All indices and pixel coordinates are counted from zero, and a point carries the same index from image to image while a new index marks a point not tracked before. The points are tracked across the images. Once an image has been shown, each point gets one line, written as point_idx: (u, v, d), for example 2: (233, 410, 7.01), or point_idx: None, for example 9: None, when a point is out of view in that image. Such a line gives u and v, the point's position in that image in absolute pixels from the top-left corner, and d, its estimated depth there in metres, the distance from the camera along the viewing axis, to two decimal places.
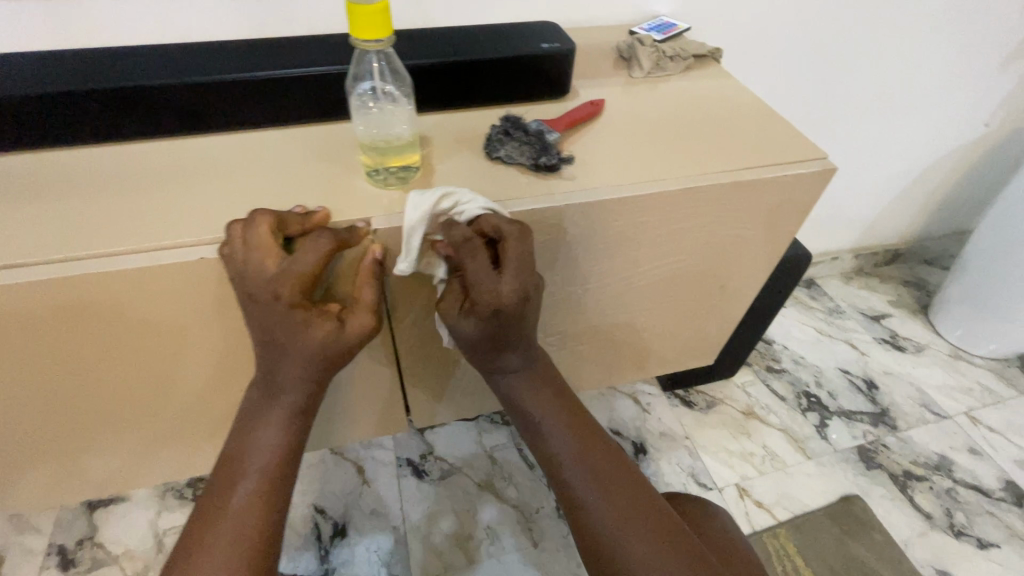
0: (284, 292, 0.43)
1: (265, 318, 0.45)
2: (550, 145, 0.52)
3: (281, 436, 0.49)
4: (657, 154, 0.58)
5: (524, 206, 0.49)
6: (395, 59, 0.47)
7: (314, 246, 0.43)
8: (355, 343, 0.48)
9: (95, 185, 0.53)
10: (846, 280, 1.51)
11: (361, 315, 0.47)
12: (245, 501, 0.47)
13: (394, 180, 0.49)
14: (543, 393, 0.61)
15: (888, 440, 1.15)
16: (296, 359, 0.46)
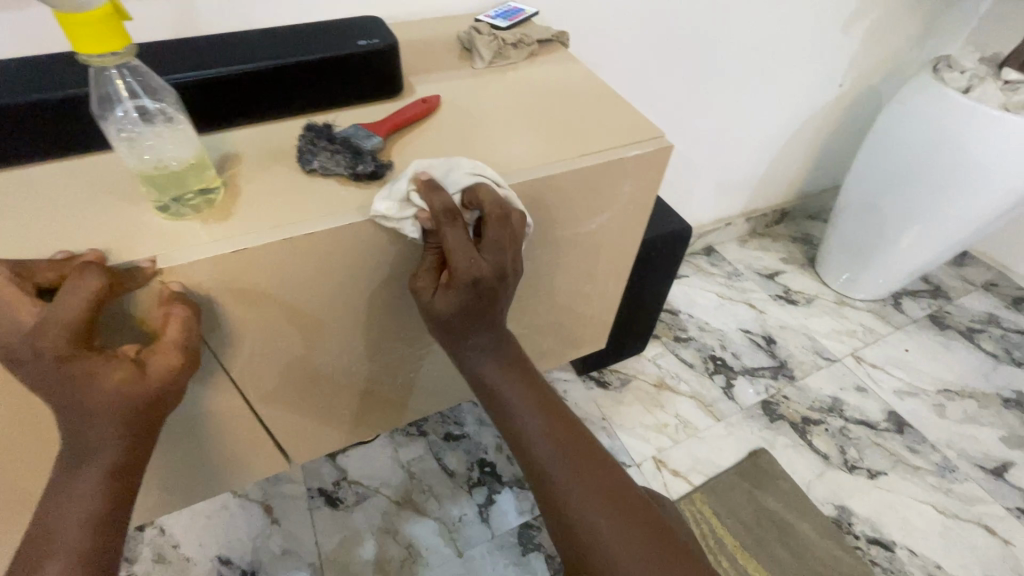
0: (47, 345, 0.38)
1: (36, 380, 0.39)
2: (366, 152, 0.48)
3: (92, 501, 0.41)
4: (499, 148, 0.56)
5: (337, 223, 0.46)
6: (143, 72, 0.42)
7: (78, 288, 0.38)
8: (162, 388, 0.43)
9: None
10: (742, 243, 1.59)
11: (166, 354, 0.42)
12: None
13: (188, 210, 0.44)
14: (518, 375, 0.56)
15: (787, 391, 1.22)
16: (88, 415, 0.40)
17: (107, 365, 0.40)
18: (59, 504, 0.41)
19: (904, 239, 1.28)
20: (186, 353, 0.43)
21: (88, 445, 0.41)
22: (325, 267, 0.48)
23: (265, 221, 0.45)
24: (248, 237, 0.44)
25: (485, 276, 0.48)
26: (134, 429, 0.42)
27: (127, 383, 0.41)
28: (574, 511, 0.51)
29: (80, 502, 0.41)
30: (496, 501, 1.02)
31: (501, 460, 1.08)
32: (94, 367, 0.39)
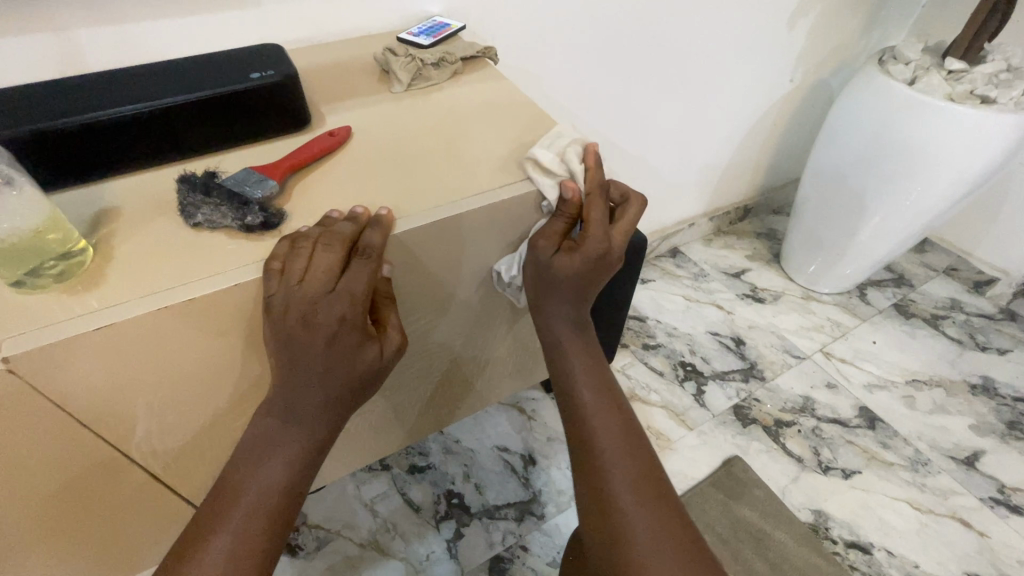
0: (346, 312, 0.43)
1: (296, 345, 0.43)
2: (254, 199, 0.44)
3: (292, 460, 0.47)
4: (413, 181, 0.52)
5: (221, 283, 0.41)
6: None
7: (365, 268, 0.44)
8: (384, 368, 0.49)
9: None
10: (707, 243, 1.57)
11: (395, 336, 0.49)
12: (227, 552, 0.43)
13: (45, 283, 0.39)
14: (588, 358, 0.58)
15: (759, 393, 1.20)
16: (339, 381, 0.46)
17: (364, 341, 0.46)
18: (263, 456, 0.47)
19: (864, 231, 1.28)
20: (404, 338, 0.50)
21: (313, 412, 0.47)
22: (218, 330, 0.43)
23: (137, 288, 0.40)
24: (116, 308, 0.39)
25: (613, 251, 0.54)
26: (349, 403, 0.48)
27: (369, 364, 0.47)
28: (621, 513, 0.49)
29: (290, 455, 0.47)
30: (465, 534, 0.97)
31: (469, 489, 1.03)
32: (360, 342, 0.45)
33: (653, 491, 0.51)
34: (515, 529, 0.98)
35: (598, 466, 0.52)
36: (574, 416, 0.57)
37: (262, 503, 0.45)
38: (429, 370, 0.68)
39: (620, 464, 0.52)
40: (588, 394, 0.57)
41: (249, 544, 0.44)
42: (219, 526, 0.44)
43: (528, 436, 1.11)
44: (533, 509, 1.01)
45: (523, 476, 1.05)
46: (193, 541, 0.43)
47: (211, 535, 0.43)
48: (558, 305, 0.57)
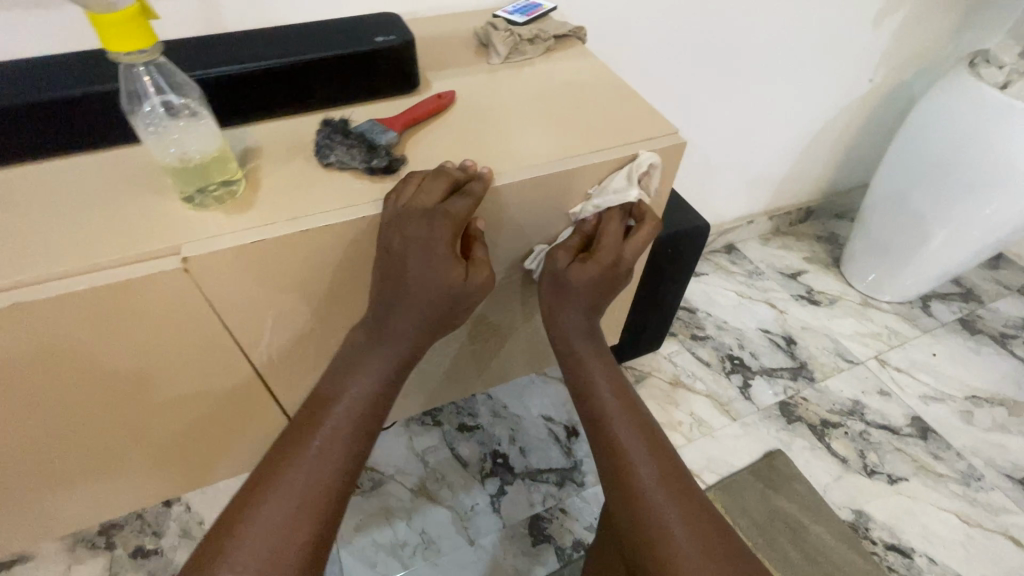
0: (445, 232, 0.49)
1: (395, 260, 0.50)
2: (381, 147, 0.50)
3: (364, 393, 0.53)
4: (508, 143, 0.57)
5: (353, 215, 0.47)
6: (170, 70, 0.45)
7: (469, 199, 0.49)
8: (468, 296, 0.53)
9: None
10: (764, 242, 1.56)
11: (482, 270, 0.53)
12: (314, 466, 0.48)
13: (212, 201, 0.47)
14: (602, 360, 0.65)
15: (806, 392, 1.19)
16: (427, 301, 0.52)
17: (454, 262, 0.51)
18: (339, 388, 0.53)
19: (934, 240, 1.24)
20: (490, 272, 0.54)
21: (399, 331, 0.53)
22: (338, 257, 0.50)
23: (283, 213, 0.47)
24: (267, 228, 0.46)
25: (624, 260, 0.61)
26: (428, 329, 0.54)
27: (457, 285, 0.51)
28: (652, 508, 0.54)
29: (378, 371, 0.54)
30: (508, 492, 1.03)
31: (514, 452, 1.09)
32: (450, 263, 0.50)
33: (672, 474, 0.56)
34: (555, 493, 1.03)
35: (625, 464, 0.57)
36: (595, 416, 0.62)
37: (337, 435, 0.50)
38: (498, 326, 0.74)
39: (645, 457, 0.57)
40: (606, 394, 0.63)
41: (333, 461, 0.49)
42: (304, 444, 0.49)
43: (572, 410, 1.16)
44: (574, 477, 1.05)
45: (566, 445, 1.10)
46: (293, 438, 0.50)
47: (310, 434, 0.50)
48: (574, 311, 0.64)
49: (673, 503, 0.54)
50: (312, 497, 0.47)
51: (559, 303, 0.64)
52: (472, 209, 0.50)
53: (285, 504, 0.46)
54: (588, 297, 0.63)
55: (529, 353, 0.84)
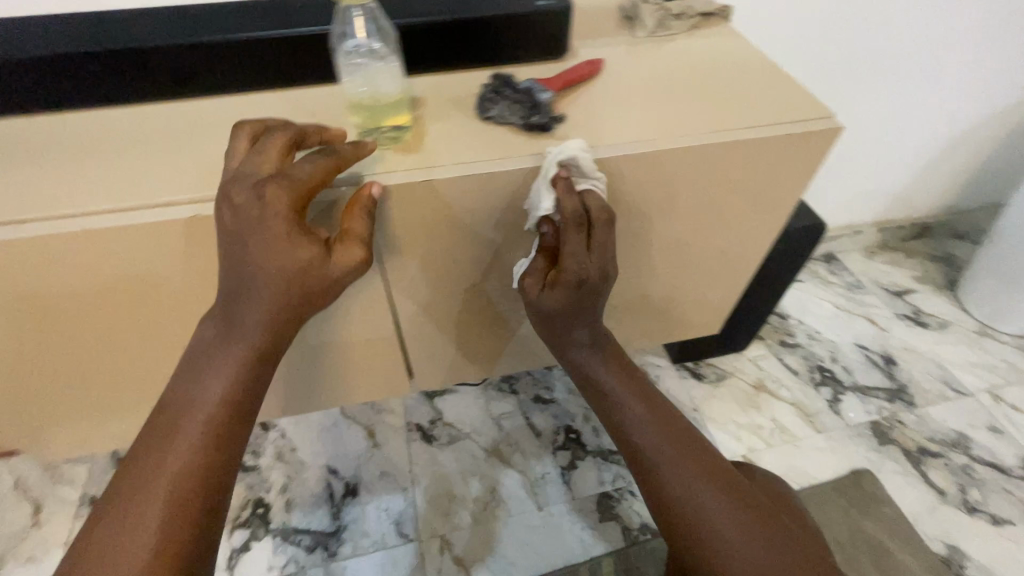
0: (279, 201, 0.45)
1: (246, 235, 0.45)
2: (540, 104, 0.53)
3: (229, 376, 0.48)
4: (659, 113, 0.57)
5: (513, 165, 0.51)
6: (378, 16, 0.51)
7: (312, 164, 0.47)
8: (336, 277, 0.49)
9: (122, 146, 0.56)
10: (869, 255, 1.46)
11: (351, 247, 0.49)
12: (179, 454, 0.46)
13: (387, 141, 0.52)
14: (620, 370, 0.65)
15: (903, 416, 1.12)
16: (274, 280, 0.46)
17: (299, 242, 0.46)
18: (205, 368, 0.49)
19: None
20: (361, 253, 0.49)
21: (246, 321, 0.48)
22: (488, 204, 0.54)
23: (448, 156, 0.51)
24: (435, 168, 0.50)
25: (592, 276, 0.54)
26: (280, 319, 0.49)
27: (311, 262, 0.47)
28: (698, 514, 0.55)
29: (229, 364, 0.49)
30: (580, 467, 1.05)
31: (587, 429, 1.10)
32: (294, 238, 0.46)
33: (709, 474, 0.57)
34: (626, 475, 1.04)
35: (655, 476, 0.58)
36: (619, 430, 0.63)
37: (208, 421, 0.47)
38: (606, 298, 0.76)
39: (675, 467, 0.58)
40: (627, 405, 0.63)
41: (191, 450, 0.46)
42: (177, 429, 0.47)
43: None
44: None
45: None
46: (150, 443, 0.47)
47: (166, 438, 0.47)
48: (580, 328, 0.62)
49: (718, 506, 0.55)
50: (175, 504, 0.44)
51: (557, 328, 0.62)
52: (319, 177, 0.47)
53: (149, 513, 0.44)
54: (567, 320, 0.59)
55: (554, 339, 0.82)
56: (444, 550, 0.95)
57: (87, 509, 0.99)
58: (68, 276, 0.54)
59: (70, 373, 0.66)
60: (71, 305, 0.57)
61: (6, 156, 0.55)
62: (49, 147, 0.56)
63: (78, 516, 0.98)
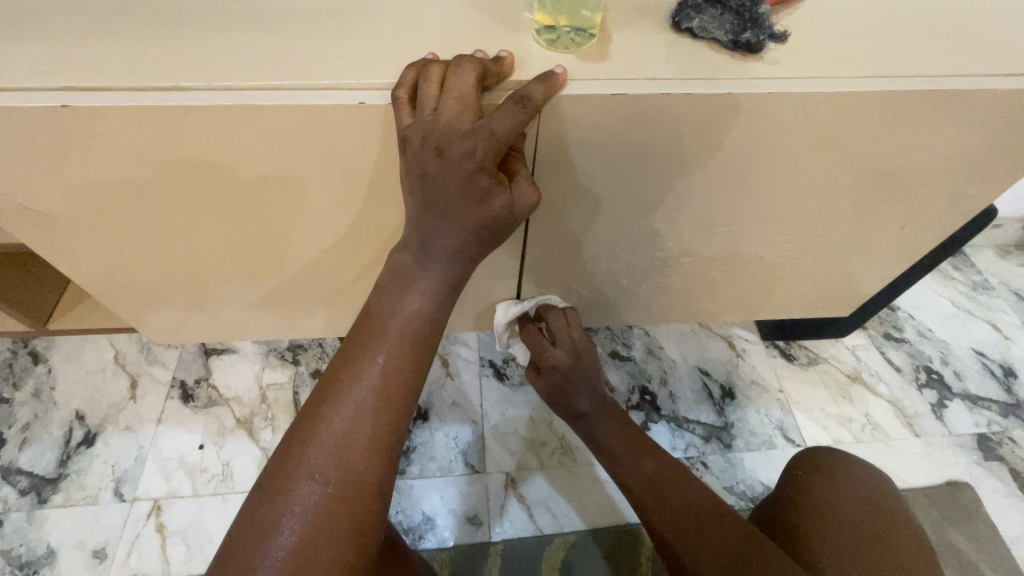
0: (481, 151, 0.42)
1: (435, 179, 0.43)
2: (759, 18, 0.46)
3: (425, 303, 0.47)
4: (882, 48, 0.49)
5: (712, 88, 0.45)
6: None
7: (513, 112, 0.41)
8: (515, 221, 0.47)
9: (268, 18, 0.52)
10: (1003, 254, 1.30)
11: (528, 189, 0.46)
12: (379, 377, 0.45)
13: (571, 45, 0.46)
14: (603, 410, 0.79)
15: (1016, 434, 1.02)
16: (465, 225, 0.45)
17: (492, 190, 0.44)
18: (404, 288, 0.48)
19: None
20: (536, 193, 0.47)
21: (445, 248, 0.46)
22: (664, 132, 0.48)
23: (638, 69, 0.45)
24: (626, 81, 0.45)
25: (564, 361, 0.78)
26: (477, 248, 0.47)
27: (502, 211, 0.45)
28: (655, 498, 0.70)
29: (427, 290, 0.47)
30: (651, 429, 1.01)
31: (662, 394, 1.06)
32: (488, 187, 0.44)
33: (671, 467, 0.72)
34: (699, 445, 1.00)
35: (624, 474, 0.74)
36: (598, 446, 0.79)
37: (402, 346, 0.46)
38: (737, 260, 0.69)
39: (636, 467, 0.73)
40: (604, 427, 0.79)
41: (396, 375, 0.45)
42: (372, 349, 0.46)
43: (732, 371, 1.09)
44: (721, 437, 1.01)
45: (718, 403, 1.05)
46: (351, 354, 0.46)
47: (369, 349, 0.46)
48: (574, 397, 0.80)
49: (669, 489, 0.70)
50: (381, 412, 0.44)
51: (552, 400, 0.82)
52: (522, 126, 0.42)
53: (354, 417, 0.43)
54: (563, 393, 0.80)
55: (656, 297, 0.76)
56: (510, 488, 0.95)
57: (177, 392, 1.03)
58: (205, 153, 0.51)
59: (188, 256, 0.66)
60: (203, 184, 0.55)
61: (148, 15, 0.51)
62: (190, 10, 0.52)
63: (170, 397, 1.03)
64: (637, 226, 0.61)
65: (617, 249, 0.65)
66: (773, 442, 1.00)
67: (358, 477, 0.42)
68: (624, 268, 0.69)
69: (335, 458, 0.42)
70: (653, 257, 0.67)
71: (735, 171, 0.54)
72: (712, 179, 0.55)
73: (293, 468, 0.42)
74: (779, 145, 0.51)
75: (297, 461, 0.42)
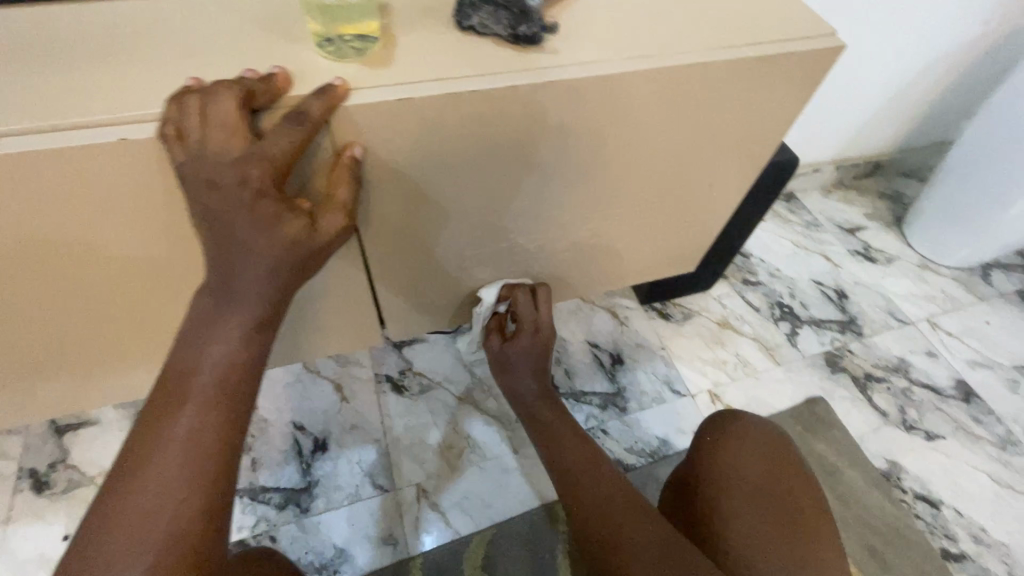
0: (257, 178, 0.41)
1: (218, 214, 0.42)
2: (531, 12, 0.48)
3: (233, 351, 0.45)
4: (651, 30, 0.54)
5: (499, 82, 0.47)
6: None
7: (286, 133, 0.41)
8: (324, 243, 0.47)
9: (12, 55, 0.46)
10: (825, 193, 1.49)
11: (333, 214, 0.47)
12: (187, 438, 0.42)
13: (354, 52, 0.45)
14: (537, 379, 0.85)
15: (853, 346, 1.19)
16: (260, 258, 0.43)
17: (283, 216, 0.43)
18: (209, 337, 0.45)
19: (1015, 209, 1.18)
20: (342, 216, 0.47)
21: (244, 288, 0.44)
22: (469, 129, 0.49)
23: (425, 72, 0.46)
24: (411, 86, 0.45)
25: (542, 326, 0.82)
26: (283, 281, 0.46)
27: (302, 236, 0.44)
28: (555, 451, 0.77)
29: (234, 335, 0.45)
30: None
31: (559, 373, 1.10)
32: (276, 213, 0.43)
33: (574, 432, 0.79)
34: (598, 414, 1.06)
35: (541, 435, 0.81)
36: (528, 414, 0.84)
37: (212, 400, 0.44)
38: (586, 239, 0.74)
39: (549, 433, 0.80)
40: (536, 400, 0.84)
41: (208, 433, 0.43)
42: (178, 409, 0.43)
43: (619, 339, 1.16)
44: (617, 402, 1.07)
45: (610, 371, 1.11)
46: (156, 418, 0.43)
47: (174, 411, 0.43)
48: (525, 371, 0.85)
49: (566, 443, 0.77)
50: (206, 462, 0.42)
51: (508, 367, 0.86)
52: (299, 146, 0.42)
53: (162, 487, 0.40)
54: (535, 365, 0.85)
55: (523, 284, 0.79)
56: (422, 498, 0.94)
57: (27, 484, 0.90)
58: None
59: None
60: None
61: None
62: None
63: (18, 491, 0.89)
64: (479, 221, 0.62)
65: (468, 246, 0.66)
66: (662, 397, 1.08)
67: (173, 550, 0.40)
68: (479, 264, 0.70)
69: (142, 537, 0.39)
70: (505, 248, 0.69)
71: (550, 157, 0.56)
72: (534, 168, 0.57)
73: (95, 557, 0.38)
74: (582, 128, 0.54)
75: (98, 548, 0.39)
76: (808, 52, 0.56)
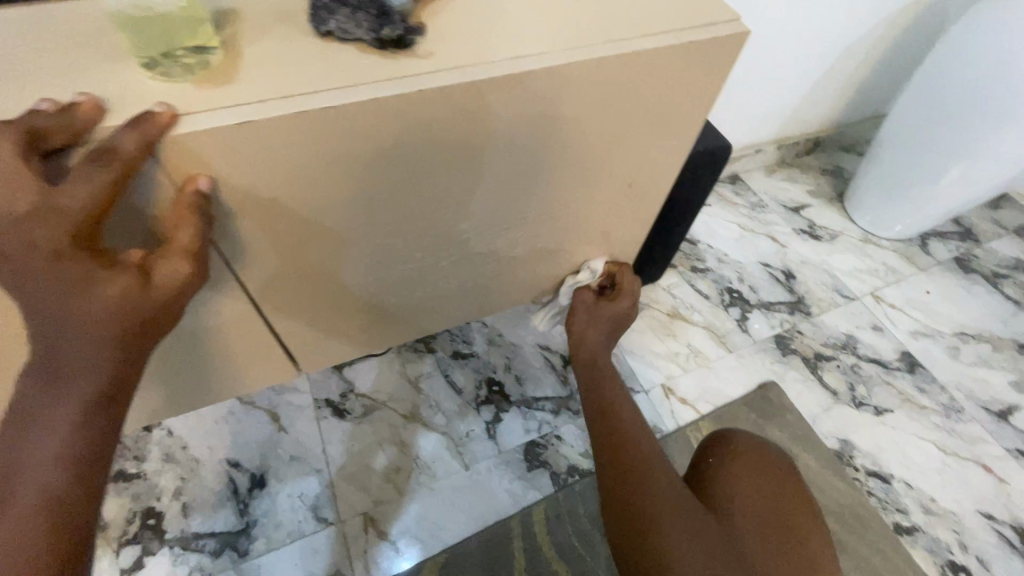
0: (51, 239, 0.37)
1: (20, 281, 0.38)
2: (391, 10, 0.44)
3: (64, 438, 0.39)
4: (536, 26, 0.51)
5: (362, 94, 0.42)
6: None
7: (83, 183, 0.36)
8: (165, 298, 0.42)
9: None
10: (769, 173, 1.49)
11: (172, 262, 0.42)
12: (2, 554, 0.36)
13: (192, 69, 0.41)
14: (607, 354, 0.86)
15: (802, 326, 1.20)
16: (77, 327, 0.39)
17: (96, 277, 0.39)
18: (34, 427, 0.39)
19: (947, 178, 1.20)
20: (183, 264, 0.42)
21: (67, 365, 0.39)
22: (342, 144, 0.45)
23: (275, 88, 0.41)
24: (255, 104, 0.40)
25: (630, 303, 0.90)
26: (117, 349, 0.40)
27: (126, 296, 0.40)
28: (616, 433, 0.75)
29: (64, 419, 0.39)
30: (504, 419, 1.02)
31: (510, 380, 1.06)
32: (86, 276, 0.38)
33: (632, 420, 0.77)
34: (551, 420, 1.03)
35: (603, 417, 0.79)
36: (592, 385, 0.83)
37: (38, 502, 0.37)
38: (508, 246, 0.70)
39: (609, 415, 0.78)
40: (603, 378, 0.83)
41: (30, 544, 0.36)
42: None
43: None
44: (569, 405, 1.04)
45: (562, 374, 1.08)
46: None
47: None
48: (602, 332, 0.88)
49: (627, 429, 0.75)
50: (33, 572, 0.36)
51: (587, 322, 0.88)
52: (103, 196, 0.37)
53: None
54: (612, 327, 0.88)
55: (450, 299, 0.74)
56: (369, 527, 0.89)
57: None
58: None
59: None
60: None
61: None
62: None
63: None
64: (383, 241, 0.58)
65: (378, 267, 0.61)
66: None
67: None
68: (396, 283, 0.65)
69: None
70: (420, 265, 0.65)
71: (445, 167, 0.52)
72: (430, 179, 0.53)
73: None
74: (473, 135, 0.51)
75: None
76: (706, 40, 0.54)
